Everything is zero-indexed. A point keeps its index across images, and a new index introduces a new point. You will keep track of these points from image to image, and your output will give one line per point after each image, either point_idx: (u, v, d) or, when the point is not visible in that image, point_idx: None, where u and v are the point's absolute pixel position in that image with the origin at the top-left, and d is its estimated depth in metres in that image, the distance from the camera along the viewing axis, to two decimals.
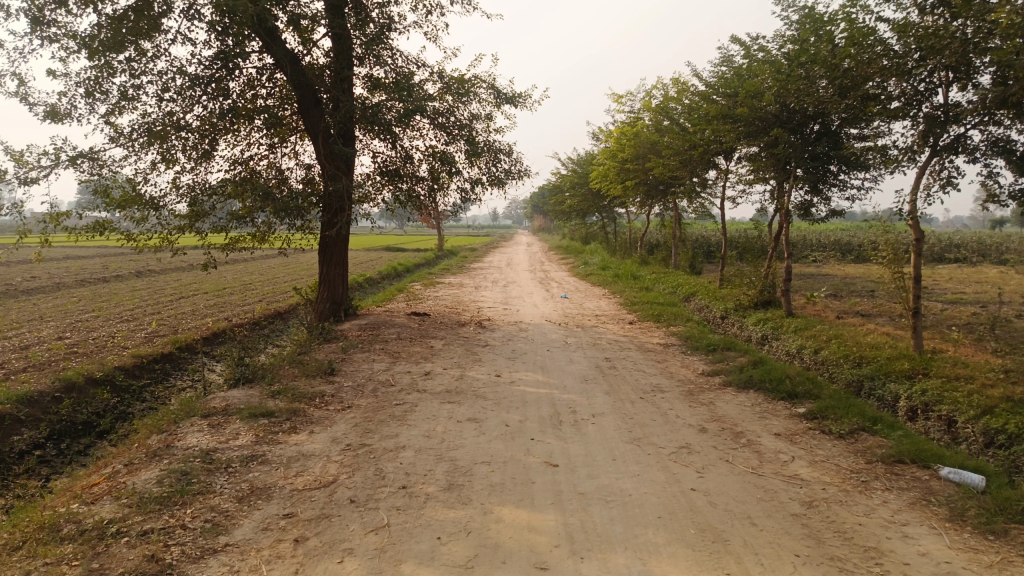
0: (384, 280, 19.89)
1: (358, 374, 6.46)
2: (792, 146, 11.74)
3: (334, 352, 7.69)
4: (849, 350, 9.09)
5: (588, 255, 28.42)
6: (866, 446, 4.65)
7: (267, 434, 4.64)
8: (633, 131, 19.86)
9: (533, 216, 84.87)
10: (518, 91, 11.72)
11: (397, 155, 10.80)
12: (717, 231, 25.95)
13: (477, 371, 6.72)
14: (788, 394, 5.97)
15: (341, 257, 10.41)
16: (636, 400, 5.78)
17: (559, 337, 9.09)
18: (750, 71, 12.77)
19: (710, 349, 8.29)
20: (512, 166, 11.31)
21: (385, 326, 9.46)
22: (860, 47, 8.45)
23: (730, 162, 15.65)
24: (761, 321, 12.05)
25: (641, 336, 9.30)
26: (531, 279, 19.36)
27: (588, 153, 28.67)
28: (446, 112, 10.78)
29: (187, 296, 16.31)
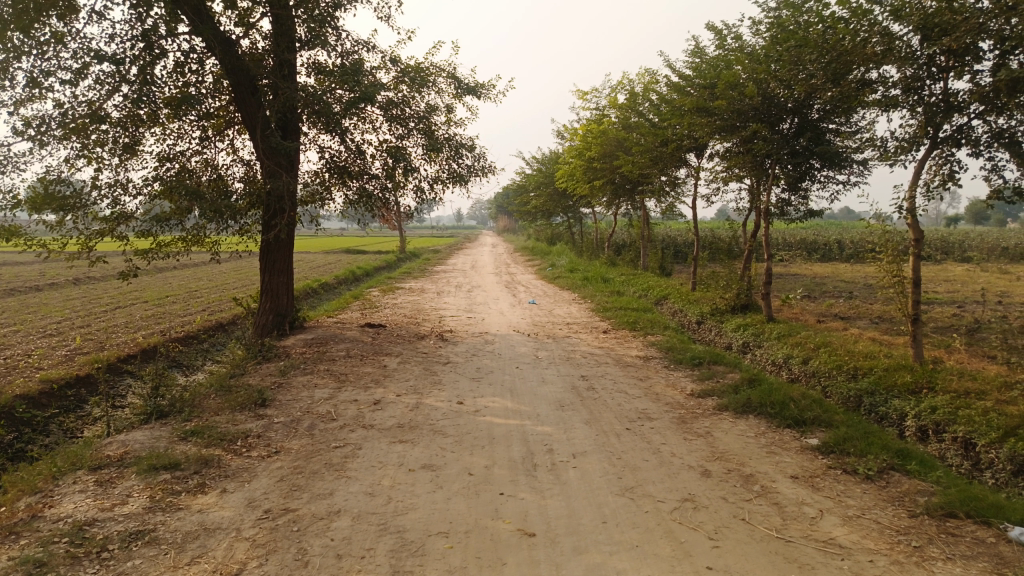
0: (341, 286, 18.84)
1: (295, 405, 5.49)
2: (773, 140, 11.06)
3: (272, 376, 6.70)
4: (842, 360, 8.39)
5: (554, 256, 27.68)
6: (904, 494, 3.87)
7: (166, 496, 3.68)
8: (599, 128, 19.14)
9: (497, 216, 83.96)
10: (482, 81, 10.83)
11: (347, 151, 9.90)
12: (685, 231, 25.41)
13: (436, 397, 5.82)
14: (795, 421, 5.20)
15: (284, 264, 9.31)
16: (622, 432, 4.93)
17: (528, 350, 8.22)
18: (725, 59, 12.06)
19: (696, 363, 7.50)
20: (475, 162, 10.40)
21: (334, 341, 8.48)
22: (852, 29, 7.73)
23: (703, 159, 14.97)
24: (741, 327, 11.34)
25: (618, 348, 8.48)
26: (496, 282, 18.48)
27: (553, 152, 27.88)
28: (400, 102, 9.88)
29: (124, 306, 15.05)
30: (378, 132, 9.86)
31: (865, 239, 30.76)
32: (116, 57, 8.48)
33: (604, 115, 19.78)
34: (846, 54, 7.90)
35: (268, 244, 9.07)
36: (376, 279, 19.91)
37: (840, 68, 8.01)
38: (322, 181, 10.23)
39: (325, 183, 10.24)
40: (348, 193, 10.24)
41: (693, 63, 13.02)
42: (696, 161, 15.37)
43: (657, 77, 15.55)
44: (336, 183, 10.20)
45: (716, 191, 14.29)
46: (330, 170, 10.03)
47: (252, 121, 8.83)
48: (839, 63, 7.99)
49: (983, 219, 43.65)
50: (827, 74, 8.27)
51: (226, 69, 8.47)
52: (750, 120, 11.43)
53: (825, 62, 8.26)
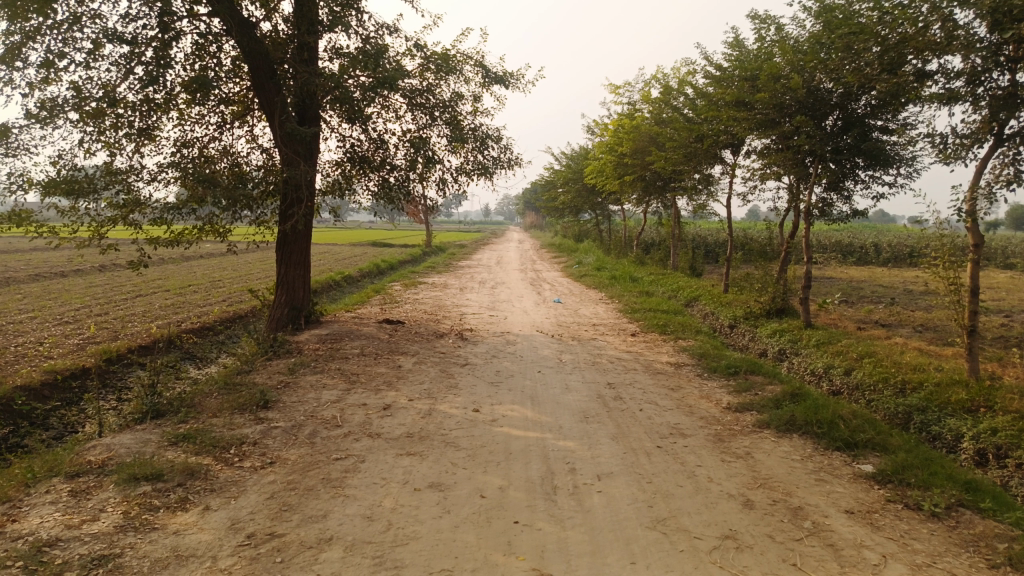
0: (363, 279, 18.53)
1: (299, 408, 5.11)
2: (816, 135, 10.47)
3: (280, 373, 6.34)
4: (889, 373, 7.82)
5: (582, 254, 27.17)
6: (978, 538, 3.37)
7: (143, 512, 3.31)
8: (631, 123, 18.58)
9: (525, 211, 83.41)
10: (511, 70, 10.39)
11: (368, 140, 9.54)
12: (717, 231, 24.75)
13: (450, 402, 5.40)
14: (845, 443, 4.70)
15: (301, 255, 8.95)
16: (652, 451, 4.47)
17: (552, 353, 7.77)
18: (767, 50, 11.48)
19: (731, 373, 7.00)
20: (500, 153, 9.96)
21: (349, 337, 8.11)
22: (912, 15, 7.13)
23: (740, 155, 14.37)
24: (777, 333, 10.77)
25: (647, 353, 8.00)
26: (522, 279, 18.03)
27: (583, 147, 27.34)
28: (423, 90, 9.50)
29: (144, 295, 14.86)
30: (401, 121, 9.48)
31: (903, 243, 29.77)
32: (133, 37, 8.17)
33: (636, 109, 19.22)
34: (905, 43, 7.29)
35: (284, 234, 8.73)
36: (400, 273, 19.58)
37: (896, 58, 7.41)
38: (342, 171, 9.93)
39: (345, 173, 9.94)
40: (368, 184, 9.91)
41: (732, 54, 12.44)
42: (732, 157, 14.79)
43: (693, 70, 14.99)
44: (356, 174, 9.89)
45: (754, 189, 13.69)
46: (349, 160, 9.72)
47: (269, 105, 8.42)
48: (896, 51, 7.38)
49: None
50: (882, 64, 7.67)
51: (245, 51, 8.10)
52: (794, 115, 10.84)
53: (880, 51, 7.66)
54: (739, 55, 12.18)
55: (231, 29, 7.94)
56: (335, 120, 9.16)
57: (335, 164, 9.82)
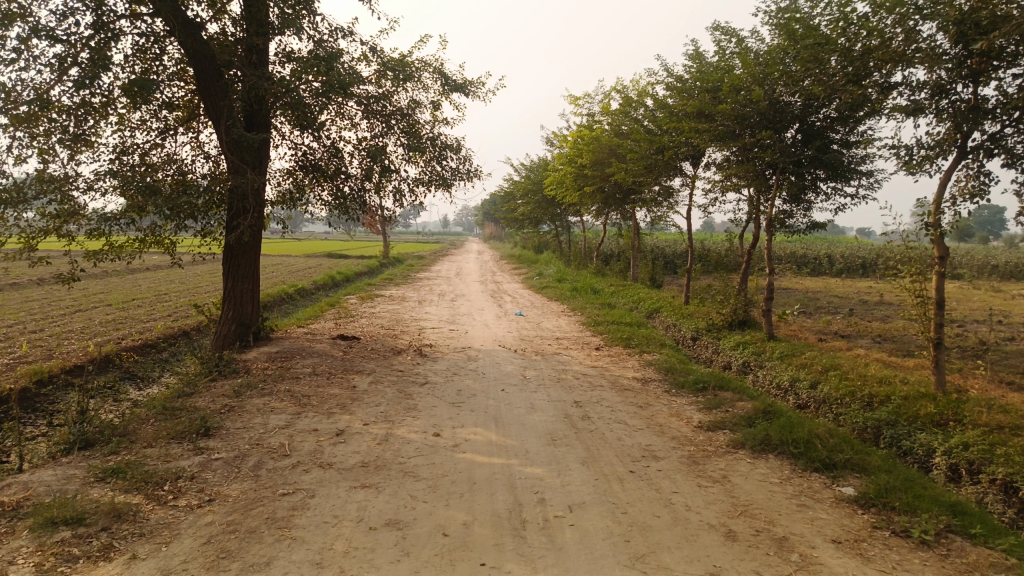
0: (318, 293, 18.01)
1: (243, 435, 4.71)
2: (777, 147, 10.43)
3: (225, 396, 5.92)
4: (855, 386, 7.74)
5: (542, 265, 27.01)
6: (972, 567, 3.18)
7: (58, 564, 2.90)
8: (591, 135, 18.50)
9: (484, 223, 83.20)
10: (471, 78, 10.12)
11: (321, 148, 9.17)
12: (676, 242, 24.85)
13: (409, 426, 5.06)
14: (823, 464, 4.51)
15: (249, 269, 8.51)
16: (625, 476, 4.21)
17: (515, 370, 7.48)
18: (727, 62, 11.45)
19: (699, 389, 6.80)
20: (460, 164, 9.67)
21: (301, 355, 7.69)
22: (876, 27, 7.07)
23: (700, 167, 14.35)
24: (740, 345, 10.66)
25: (613, 369, 7.76)
26: (482, 291, 17.74)
27: (542, 159, 27.23)
28: (379, 97, 9.17)
29: (85, 310, 14.11)
30: (355, 128, 9.13)
31: (855, 254, 30.35)
32: (67, 37, 7.68)
33: (596, 121, 19.16)
34: (870, 54, 7.23)
35: (231, 246, 8.29)
36: (357, 286, 19.10)
37: (861, 69, 7.35)
38: (294, 181, 9.53)
39: (297, 183, 9.54)
40: (322, 193, 9.52)
41: (693, 65, 12.41)
42: (693, 169, 14.76)
43: (652, 82, 14.95)
44: (309, 183, 9.49)
45: (715, 201, 13.65)
46: (302, 168, 9.34)
47: (215, 109, 7.96)
48: (861, 62, 7.32)
49: (968, 237, 43.46)
50: (846, 75, 7.61)
51: (189, 53, 7.66)
52: (755, 126, 10.80)
53: (843, 62, 7.60)
54: (700, 67, 12.15)
55: (174, 29, 7.51)
56: (286, 126, 8.78)
57: (287, 173, 9.42)
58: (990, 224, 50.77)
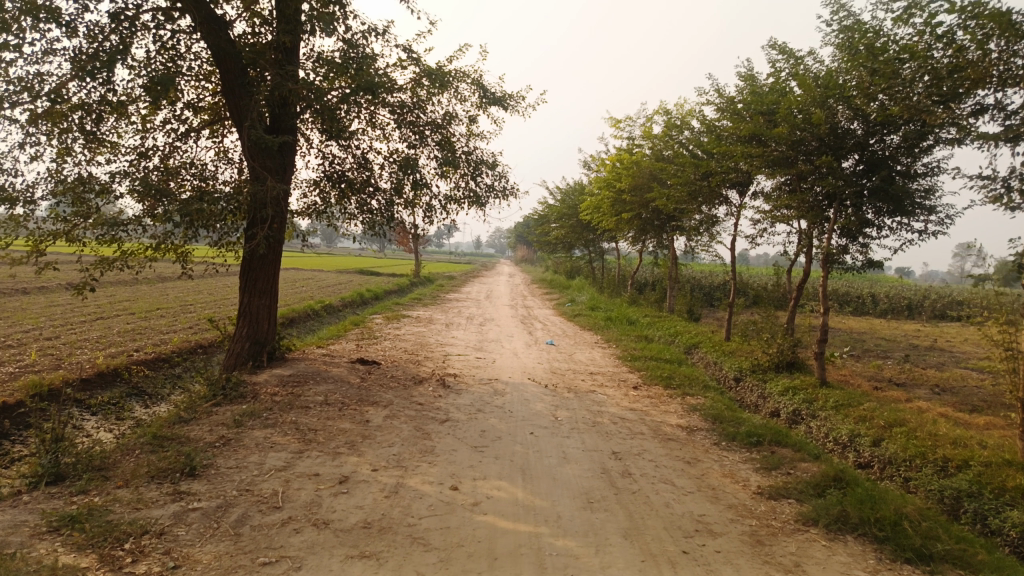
0: (344, 310, 17.54)
1: (233, 479, 4.10)
2: (838, 176, 9.67)
3: (223, 426, 5.33)
4: (925, 446, 6.90)
5: (575, 291, 26.34)
6: None
7: None
8: (631, 159, 17.86)
9: (516, 244, 82.83)
10: (511, 92, 9.56)
11: (349, 158, 8.67)
12: (714, 274, 24.01)
13: (423, 476, 4.40)
14: (917, 555, 3.73)
15: (267, 284, 7.97)
16: (678, 559, 3.49)
17: (544, 408, 6.79)
18: (784, 85, 10.74)
19: (753, 443, 6.03)
20: (495, 181, 9.07)
21: (315, 380, 7.10)
22: (969, 40, 6.24)
23: (748, 196, 13.61)
24: (789, 390, 9.83)
25: (653, 412, 7.03)
26: (512, 316, 17.10)
27: (578, 183, 26.66)
28: (413, 106, 8.68)
29: (105, 317, 13.74)
30: (386, 139, 8.61)
31: (900, 294, 29.18)
32: (90, 31, 7.30)
33: (636, 145, 18.53)
34: (960, 72, 6.42)
35: (249, 259, 7.77)
36: (383, 304, 18.59)
37: (948, 91, 6.52)
38: (320, 192, 9.06)
39: (323, 195, 9.06)
40: (348, 207, 9.01)
41: (745, 88, 11.73)
42: (738, 198, 14.03)
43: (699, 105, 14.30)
44: (334, 195, 8.99)
45: (764, 233, 12.88)
46: (328, 179, 8.87)
47: (238, 108, 7.42)
48: (951, 80, 6.49)
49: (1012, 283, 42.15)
50: (930, 98, 6.79)
51: (214, 51, 7.18)
52: (814, 154, 10.04)
53: (926, 84, 6.79)
54: (753, 89, 11.46)
55: (196, 24, 7.02)
56: (312, 133, 8.34)
57: (312, 184, 8.96)
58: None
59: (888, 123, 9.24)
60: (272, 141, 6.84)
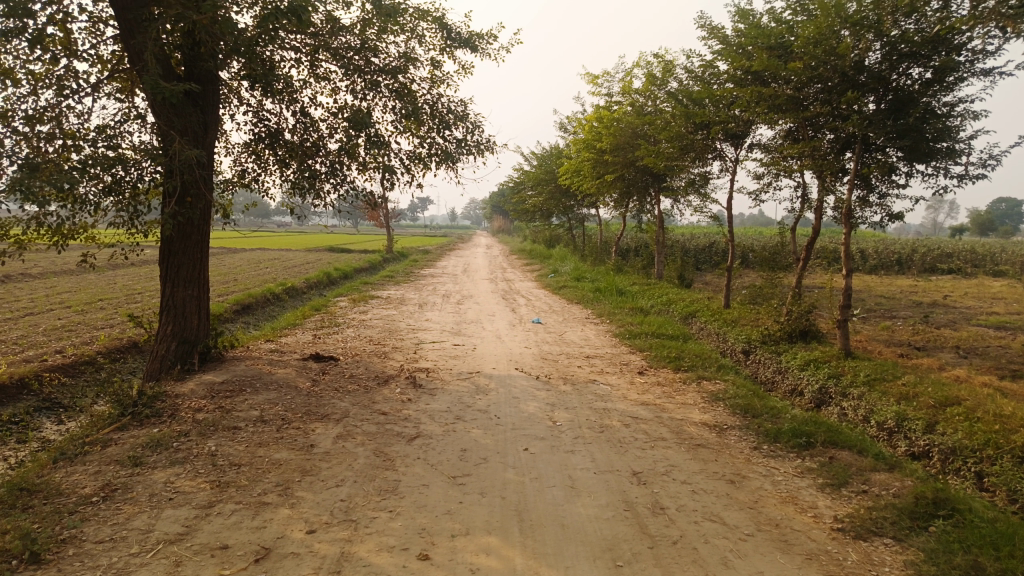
0: (308, 294, 16.06)
1: (95, 568, 2.79)
2: (858, 119, 8.40)
3: (115, 466, 3.99)
4: (996, 429, 5.77)
5: (557, 261, 25.11)
6: None
7: None
8: (611, 116, 16.51)
9: (492, 213, 81.11)
10: (480, 32, 8.12)
11: (286, 112, 7.25)
12: (702, 237, 22.90)
13: (381, 538, 3.12)
14: None
15: (196, 270, 6.61)
16: None
17: (539, 409, 5.52)
18: (790, 16, 9.42)
19: (802, 446, 4.84)
20: (466, 135, 7.65)
21: (253, 387, 5.76)
22: None
23: (746, 149, 12.37)
24: (809, 364, 8.66)
25: (669, 407, 5.80)
26: (492, 291, 15.79)
27: (555, 147, 25.23)
28: (361, 49, 7.27)
29: (33, 314, 12.16)
30: (328, 88, 7.20)
31: (888, 250, 28.36)
32: None
33: (617, 102, 17.15)
34: None
35: (169, 240, 6.40)
36: (351, 285, 17.16)
37: None
38: (256, 158, 7.64)
39: (259, 160, 7.65)
40: (290, 174, 7.59)
41: (743, 26, 10.40)
42: (734, 152, 12.77)
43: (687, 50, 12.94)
44: (273, 159, 7.58)
45: (767, 188, 11.62)
46: (263, 140, 7.46)
47: (132, 47, 5.89)
48: None
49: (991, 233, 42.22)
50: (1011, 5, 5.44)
51: None
52: (833, 91, 8.77)
53: None
54: (753, 25, 10.13)
55: None
56: (238, 85, 6.96)
57: (245, 147, 7.55)
58: (969, 218, 49.45)
59: (915, 55, 8.00)
60: (176, 88, 5.43)
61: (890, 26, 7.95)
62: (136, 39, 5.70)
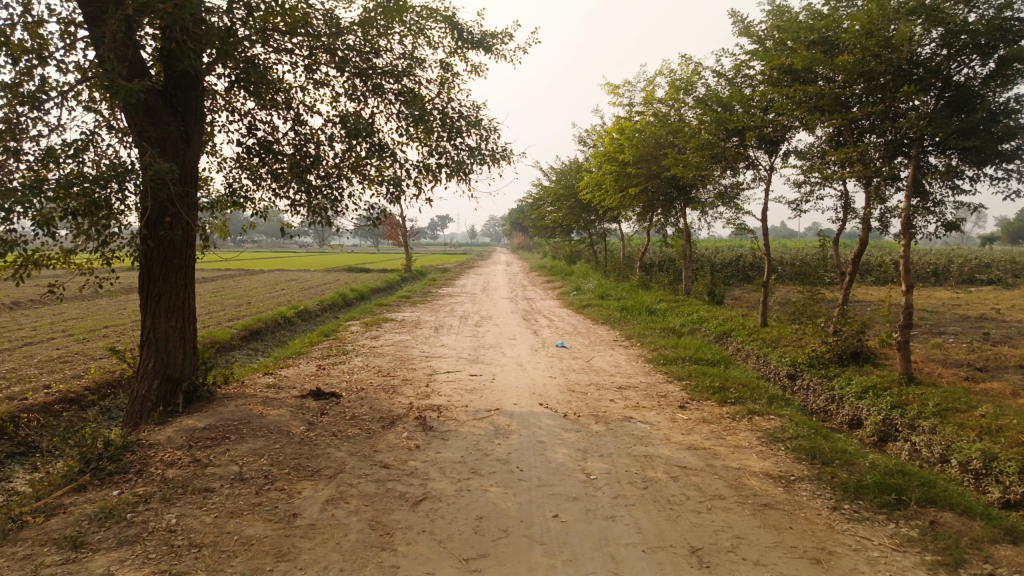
0: (320, 318, 15.36)
1: None
2: (916, 117, 7.52)
3: (49, 548, 3.23)
4: None
5: (579, 278, 24.28)
6: None
7: None
8: (633, 126, 15.74)
9: (511, 231, 80.63)
10: (494, 31, 7.39)
11: (279, 121, 6.54)
12: (730, 252, 21.96)
13: None
14: None
15: (179, 300, 5.90)
16: None
17: (568, 457, 4.70)
18: (832, 8, 8.61)
19: (893, 506, 3.98)
20: (479, 143, 6.90)
21: (238, 434, 4.99)
22: None
23: (782, 155, 11.52)
24: (868, 392, 7.72)
25: (722, 452, 4.95)
26: (513, 312, 14.99)
27: (574, 161, 24.48)
28: (362, 49, 6.58)
29: (30, 344, 11.54)
30: (327, 91, 6.51)
31: (922, 261, 27.23)
32: None
33: (638, 111, 16.39)
34: None
35: (148, 265, 5.70)
36: (365, 307, 16.45)
37: None
38: (249, 172, 6.95)
39: (253, 176, 6.95)
40: (286, 191, 6.88)
41: (778, 23, 9.61)
42: (768, 159, 11.91)
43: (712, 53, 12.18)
44: (268, 173, 6.89)
45: (808, 197, 10.75)
46: (257, 153, 6.77)
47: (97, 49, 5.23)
48: None
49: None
50: None
51: None
52: (885, 86, 7.92)
53: None
54: (792, 20, 9.33)
55: None
56: (227, 91, 6.29)
57: (237, 162, 6.86)
58: (1000, 226, 48.04)
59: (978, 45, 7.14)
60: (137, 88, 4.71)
61: (950, 13, 7.08)
62: (100, 37, 5.03)
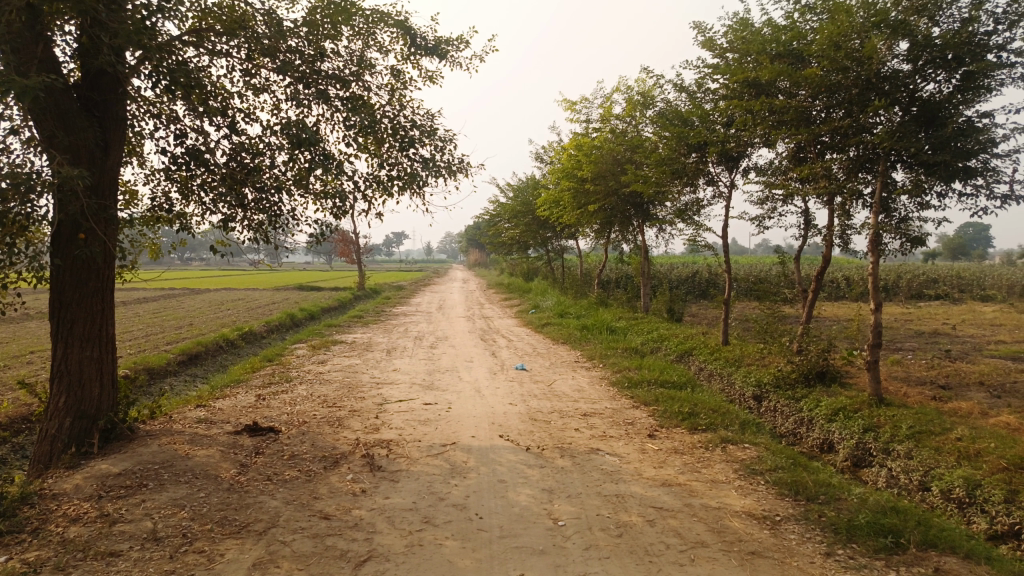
0: (267, 340, 14.60)
1: None
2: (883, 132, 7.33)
3: None
4: None
5: (537, 296, 23.91)
6: None
7: None
8: (591, 142, 15.47)
9: (468, 248, 80.15)
10: (449, 37, 6.96)
11: (212, 129, 5.97)
12: (688, 269, 21.87)
13: None
14: None
15: (96, 326, 5.27)
16: None
17: (533, 500, 4.22)
18: (795, 20, 8.42)
19: (891, 550, 3.61)
20: (434, 153, 6.44)
21: (158, 481, 4.39)
22: None
23: (743, 171, 11.32)
24: (839, 414, 7.45)
25: (699, 489, 4.54)
26: (470, 332, 14.49)
27: (531, 178, 24.19)
28: (306, 52, 6.06)
29: None
30: (267, 96, 5.98)
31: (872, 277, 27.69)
32: None
33: (596, 127, 16.15)
34: None
35: (60, 288, 5.05)
36: (315, 328, 15.74)
37: None
38: (179, 185, 6.34)
39: (185, 190, 6.35)
40: (221, 205, 6.29)
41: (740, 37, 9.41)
42: (729, 175, 11.71)
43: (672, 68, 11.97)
44: (201, 187, 6.29)
45: (772, 212, 10.56)
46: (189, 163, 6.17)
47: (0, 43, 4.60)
48: None
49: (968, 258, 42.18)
50: None
51: None
52: (851, 100, 7.72)
53: None
54: (754, 33, 9.13)
55: None
56: (154, 95, 5.70)
57: (167, 174, 6.26)
58: (942, 243, 49.48)
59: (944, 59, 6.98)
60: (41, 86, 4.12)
61: (917, 25, 6.91)
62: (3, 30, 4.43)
